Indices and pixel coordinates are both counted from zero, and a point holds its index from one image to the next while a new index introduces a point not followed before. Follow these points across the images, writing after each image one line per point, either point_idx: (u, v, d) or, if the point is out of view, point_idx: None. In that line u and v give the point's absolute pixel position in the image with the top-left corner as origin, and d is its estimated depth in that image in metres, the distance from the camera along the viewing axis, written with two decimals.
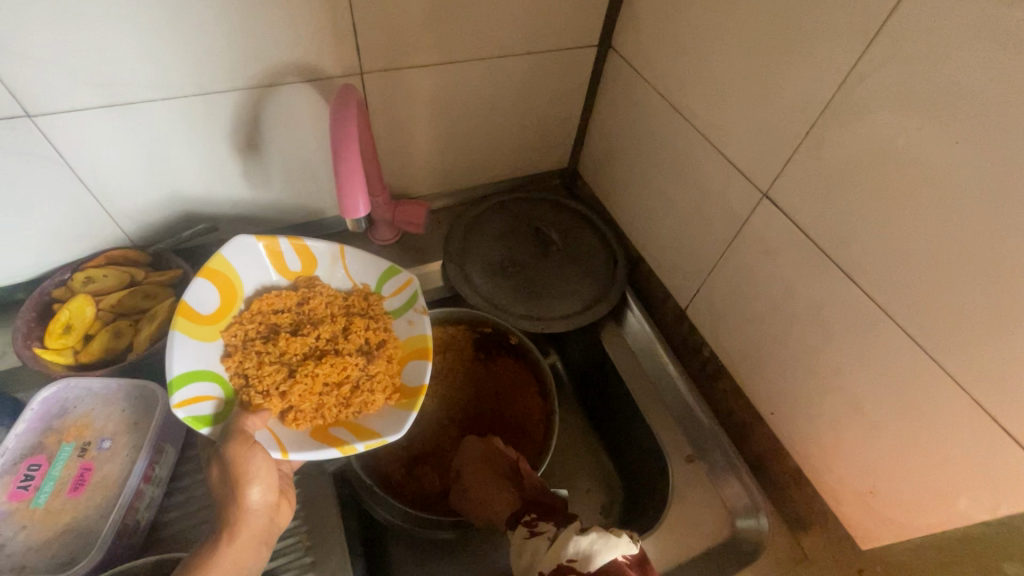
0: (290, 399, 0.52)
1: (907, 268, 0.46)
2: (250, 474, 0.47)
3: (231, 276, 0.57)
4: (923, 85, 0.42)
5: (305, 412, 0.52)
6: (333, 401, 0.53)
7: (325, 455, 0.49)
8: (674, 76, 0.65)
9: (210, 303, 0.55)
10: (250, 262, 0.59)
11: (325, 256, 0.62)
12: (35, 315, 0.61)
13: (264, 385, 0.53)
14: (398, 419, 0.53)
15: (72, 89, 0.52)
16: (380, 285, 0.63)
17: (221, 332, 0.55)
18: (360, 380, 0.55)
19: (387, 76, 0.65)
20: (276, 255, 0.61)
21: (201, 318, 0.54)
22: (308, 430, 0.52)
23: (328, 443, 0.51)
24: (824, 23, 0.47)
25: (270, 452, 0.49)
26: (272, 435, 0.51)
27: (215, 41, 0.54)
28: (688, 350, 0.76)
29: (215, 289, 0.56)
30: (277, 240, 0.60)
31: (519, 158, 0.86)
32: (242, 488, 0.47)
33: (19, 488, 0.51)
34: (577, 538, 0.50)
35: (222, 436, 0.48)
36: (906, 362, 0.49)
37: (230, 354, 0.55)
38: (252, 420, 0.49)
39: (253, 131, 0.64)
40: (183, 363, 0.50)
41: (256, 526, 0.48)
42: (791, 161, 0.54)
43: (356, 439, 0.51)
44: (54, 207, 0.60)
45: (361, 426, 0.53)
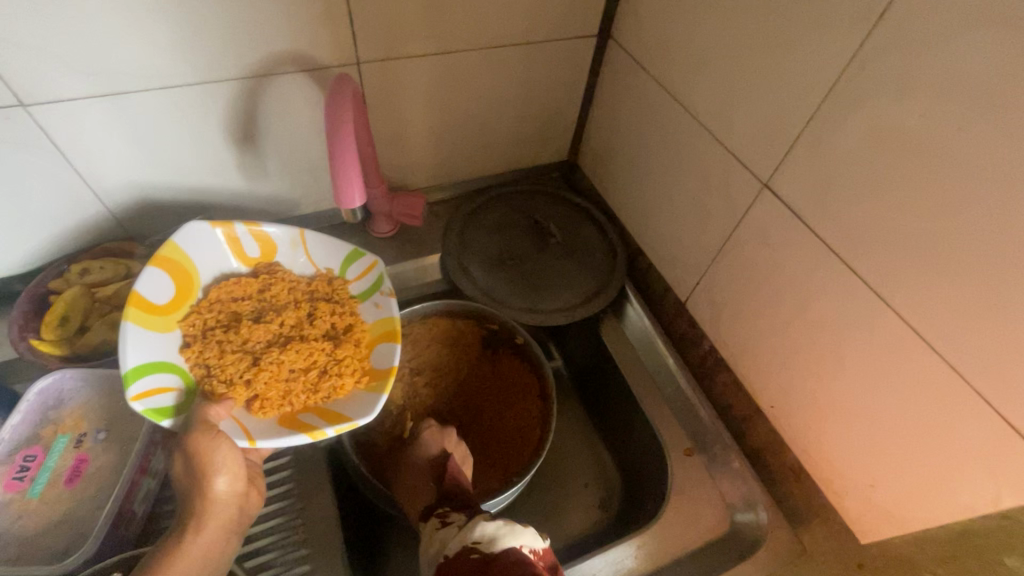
0: (256, 387, 0.52)
1: (911, 258, 0.46)
2: (216, 466, 0.46)
3: (185, 263, 0.56)
4: (927, 73, 0.41)
5: (271, 400, 0.52)
6: (300, 387, 0.53)
7: (294, 440, 0.49)
8: (674, 66, 0.64)
9: (164, 292, 0.54)
10: (206, 250, 0.58)
11: (286, 241, 0.62)
12: (31, 306, 0.61)
13: (228, 373, 0.52)
14: (367, 402, 0.53)
15: (63, 79, 0.52)
16: (345, 269, 0.63)
17: (178, 323, 0.54)
18: (328, 365, 0.55)
19: (383, 66, 0.64)
20: (233, 241, 0.60)
21: (156, 308, 0.52)
22: (276, 418, 0.52)
23: (295, 428, 0.51)
24: (825, 9, 0.46)
25: (237, 441, 0.48)
26: (238, 425, 0.50)
27: (208, 30, 0.53)
28: (687, 343, 0.75)
29: (168, 278, 0.54)
30: (233, 225, 0.59)
31: (518, 150, 0.85)
32: (209, 480, 0.46)
33: (14, 479, 0.51)
34: (483, 524, 0.50)
35: (185, 426, 0.48)
36: (907, 354, 0.48)
37: (188, 344, 0.54)
38: (215, 409, 0.49)
39: (247, 122, 0.63)
40: (137, 354, 0.48)
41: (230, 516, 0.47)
42: (791, 151, 0.53)
43: (325, 424, 0.51)
44: (47, 198, 0.60)
45: (330, 410, 0.53)
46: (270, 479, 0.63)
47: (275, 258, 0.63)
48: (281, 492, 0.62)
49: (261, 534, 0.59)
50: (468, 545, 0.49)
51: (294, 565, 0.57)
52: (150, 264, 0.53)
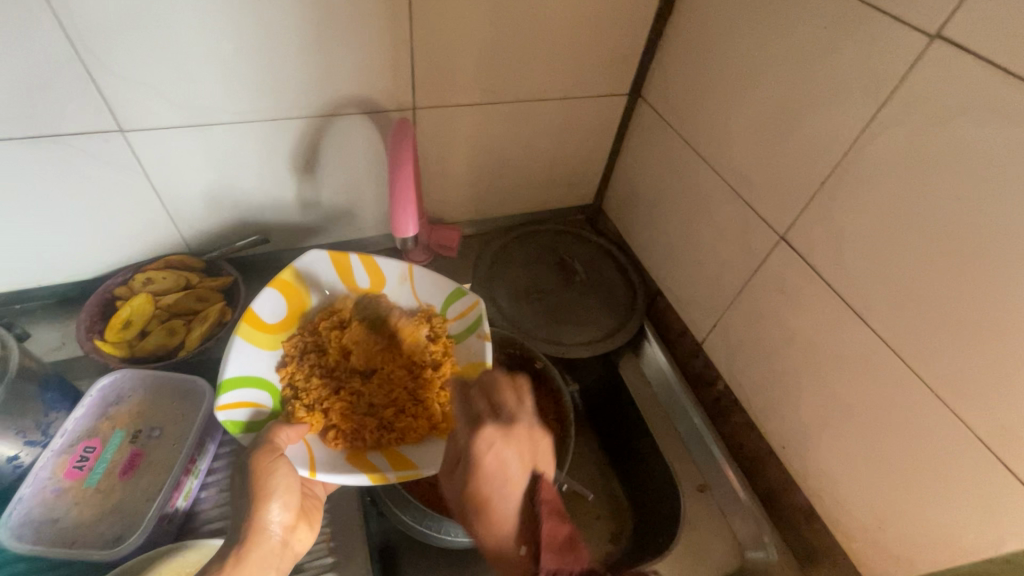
0: (332, 418, 0.56)
1: (915, 309, 0.50)
2: (272, 490, 0.48)
3: (299, 288, 0.63)
4: (927, 146, 0.46)
5: (346, 433, 0.56)
6: (375, 424, 0.57)
7: (352, 479, 0.51)
8: (698, 124, 0.71)
9: (276, 313, 0.61)
10: (316, 279, 0.64)
11: (394, 275, 0.66)
12: (97, 310, 0.66)
13: (310, 398, 0.57)
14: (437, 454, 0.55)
15: (162, 110, 0.59)
16: (446, 308, 0.65)
17: (282, 343, 0.61)
18: (406, 407, 0.59)
19: (436, 112, 0.71)
20: (346, 271, 0.66)
21: (266, 326, 0.59)
22: (345, 451, 0.55)
23: (361, 468, 0.53)
24: (838, 86, 0.52)
25: (298, 470, 0.51)
26: (306, 452, 0.53)
27: (290, 74, 0.61)
28: (702, 383, 0.79)
29: (284, 302, 0.62)
30: (349, 256, 0.65)
31: (548, 192, 0.92)
32: (262, 506, 0.48)
33: (74, 468, 0.55)
34: None
35: (254, 441, 0.51)
36: (914, 399, 0.52)
37: (284, 364, 0.60)
38: (286, 433, 0.51)
39: (311, 154, 0.70)
40: (236, 367, 0.54)
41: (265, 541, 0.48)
42: (806, 208, 0.58)
43: (390, 469, 0.53)
44: (125, 211, 0.66)
45: (399, 455, 0.55)
46: None
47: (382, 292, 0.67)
48: None
49: None
50: None
51: (322, 571, 0.61)
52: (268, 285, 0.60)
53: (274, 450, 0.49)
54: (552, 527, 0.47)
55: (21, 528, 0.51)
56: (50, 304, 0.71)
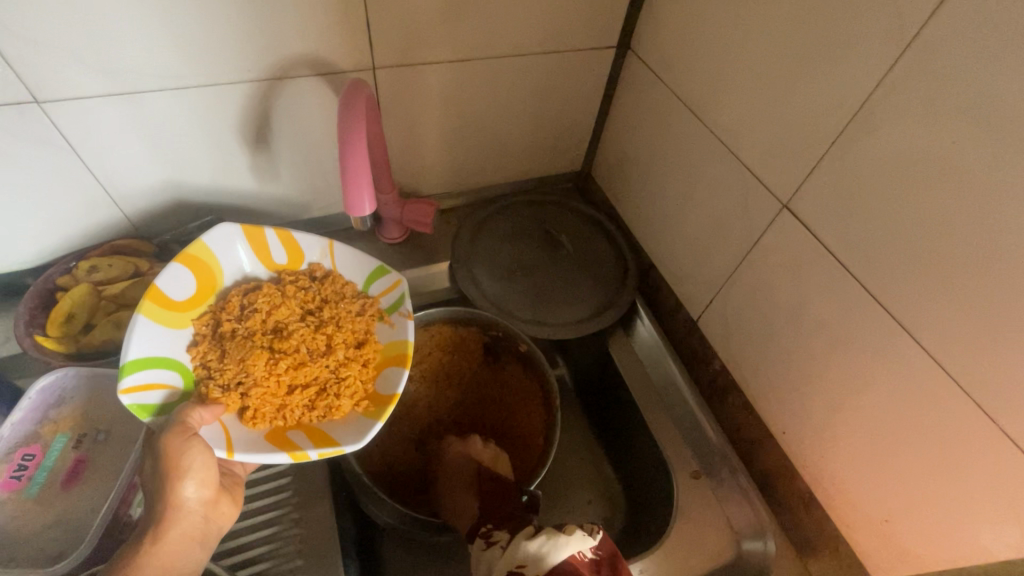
0: (249, 399, 0.51)
1: (937, 289, 0.44)
2: (185, 469, 0.46)
3: (211, 262, 0.57)
4: (958, 100, 0.39)
5: (264, 413, 0.51)
6: (296, 403, 0.52)
7: (273, 458, 0.47)
8: (695, 79, 0.63)
9: (186, 289, 0.55)
10: (230, 251, 0.59)
11: (315, 250, 0.62)
12: (36, 302, 0.61)
13: (226, 378, 0.52)
14: (360, 427, 0.51)
15: (80, 77, 0.52)
16: (369, 285, 0.62)
17: (193, 320, 0.55)
18: (329, 384, 0.54)
19: (399, 71, 0.64)
20: (261, 246, 0.60)
21: (172, 303, 0.53)
22: (264, 431, 0.51)
23: (281, 446, 0.49)
24: (855, 29, 0.45)
25: (216, 452, 0.47)
26: (222, 432, 0.49)
27: (223, 31, 0.53)
28: (697, 362, 0.74)
29: (194, 277, 0.56)
30: (263, 230, 0.59)
31: (532, 158, 0.84)
32: (175, 483, 0.46)
33: (11, 478, 0.50)
34: (524, 544, 0.50)
35: (164, 425, 0.47)
36: (929, 387, 0.46)
37: (197, 342, 0.54)
38: (199, 413, 0.48)
39: (262, 124, 0.63)
40: (140, 349, 0.49)
41: (185, 524, 0.47)
42: (813, 173, 0.52)
43: (311, 445, 0.49)
44: (58, 193, 0.60)
45: (321, 431, 0.51)
46: (270, 488, 0.63)
47: (300, 268, 0.62)
48: (276, 488, 0.63)
49: (254, 543, 0.59)
50: (514, 567, 0.49)
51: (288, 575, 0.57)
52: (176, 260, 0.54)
53: (186, 430, 0.46)
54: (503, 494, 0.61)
55: None
56: None
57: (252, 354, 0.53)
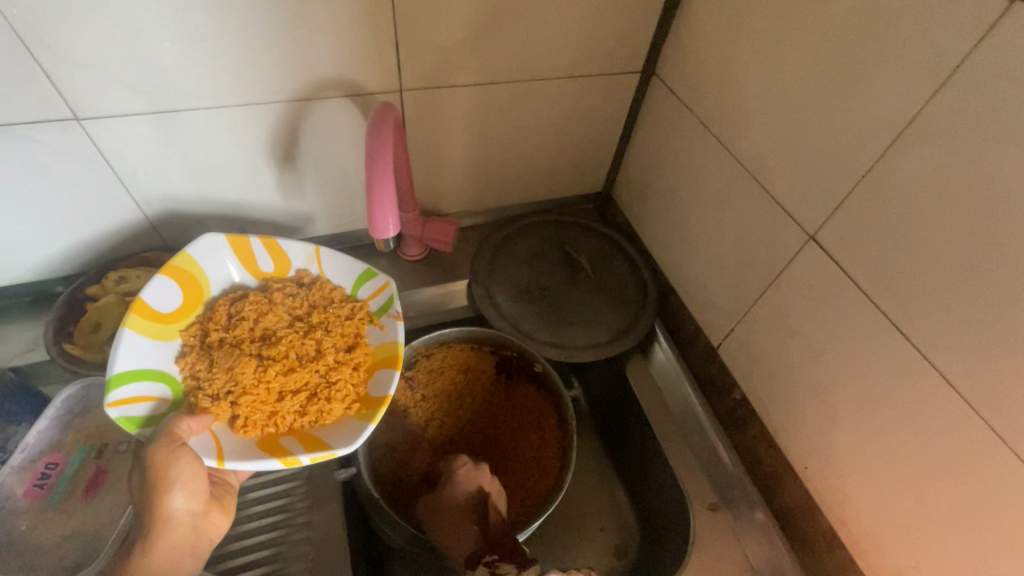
0: (240, 407, 0.51)
1: (973, 331, 0.43)
2: (173, 479, 0.45)
3: (195, 272, 0.57)
4: (998, 139, 0.38)
5: (255, 421, 0.51)
6: (288, 407, 0.52)
7: (266, 465, 0.47)
8: (722, 106, 0.63)
9: (171, 302, 0.55)
10: (218, 261, 0.59)
11: (300, 257, 0.62)
12: (66, 310, 0.62)
13: (215, 387, 0.52)
14: (351, 431, 0.51)
15: (117, 96, 0.53)
16: (357, 289, 0.62)
17: (181, 332, 0.55)
18: (319, 389, 0.54)
19: (425, 94, 0.64)
20: (248, 256, 0.60)
21: (158, 315, 0.53)
22: (256, 438, 0.51)
23: (271, 452, 0.49)
24: (887, 63, 0.44)
25: (206, 461, 0.46)
26: (212, 441, 0.49)
27: (256, 54, 0.54)
28: (717, 391, 0.73)
29: (179, 289, 0.56)
30: (249, 240, 0.60)
31: (553, 180, 0.85)
32: (162, 496, 0.45)
33: (35, 486, 0.51)
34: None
35: (154, 434, 0.46)
36: (962, 431, 0.45)
37: (186, 354, 0.55)
38: (187, 423, 0.47)
39: (290, 142, 0.64)
40: (125, 361, 0.49)
41: (174, 536, 0.46)
42: (841, 207, 0.51)
43: (303, 451, 0.49)
44: (92, 205, 0.62)
45: (313, 437, 0.52)
46: (277, 503, 0.63)
47: (287, 275, 0.62)
48: (283, 506, 0.62)
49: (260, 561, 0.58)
50: None
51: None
52: (160, 273, 0.54)
53: (175, 441, 0.46)
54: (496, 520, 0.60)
55: None
56: (28, 304, 0.68)
57: (241, 362, 0.53)
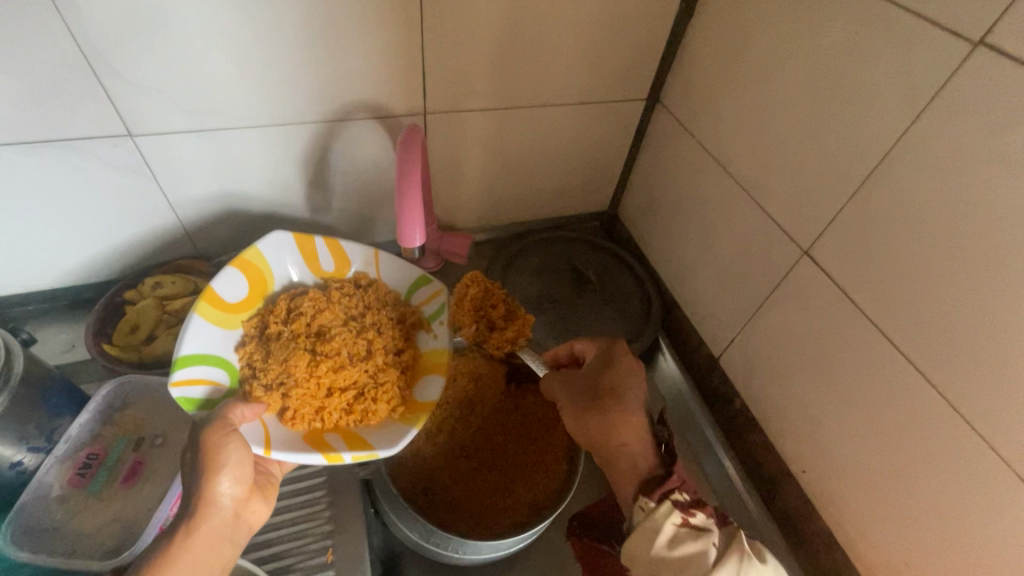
0: (290, 400, 0.55)
1: (955, 338, 0.46)
2: (221, 464, 0.47)
3: (262, 269, 0.64)
4: (968, 163, 0.43)
5: (303, 414, 0.55)
6: (335, 404, 0.56)
7: (309, 458, 0.51)
8: (721, 131, 0.68)
9: (237, 293, 0.61)
10: (283, 259, 0.65)
11: (359, 259, 0.68)
12: (104, 313, 0.66)
13: (270, 378, 0.57)
14: (393, 435, 0.55)
15: (169, 115, 0.58)
16: (411, 293, 0.68)
17: (243, 322, 0.61)
18: (366, 388, 0.58)
19: (447, 116, 0.70)
20: (311, 254, 0.67)
21: (225, 306, 0.60)
22: (302, 432, 0.55)
23: (317, 447, 0.53)
24: (870, 95, 0.49)
25: (253, 448, 0.51)
26: (261, 430, 0.54)
27: (296, 78, 0.60)
28: (719, 400, 0.76)
29: (245, 282, 0.62)
30: (314, 239, 0.66)
31: (562, 198, 0.89)
32: (211, 478, 0.47)
33: (76, 475, 0.55)
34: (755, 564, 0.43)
35: (207, 417, 0.51)
36: (947, 433, 0.48)
37: (244, 344, 0.60)
38: (240, 411, 0.51)
39: (321, 159, 0.69)
40: (192, 346, 0.55)
41: (216, 521, 0.47)
42: (832, 225, 0.55)
43: (345, 449, 0.54)
44: (136, 215, 0.66)
45: (356, 436, 0.56)
46: (301, 498, 0.66)
47: (345, 275, 0.68)
48: (307, 502, 0.66)
49: (288, 551, 0.62)
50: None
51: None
52: (232, 266, 0.61)
53: (227, 425, 0.49)
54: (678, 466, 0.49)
55: (23, 536, 0.52)
56: (65, 306, 0.72)
57: (296, 355, 0.57)
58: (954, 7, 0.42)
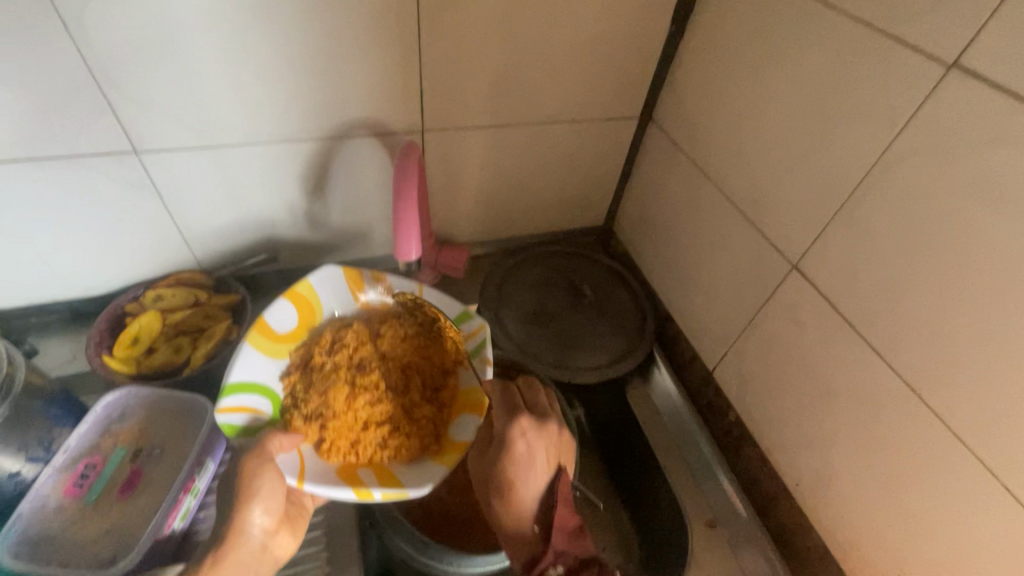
0: (327, 431, 0.56)
1: (938, 350, 0.47)
2: (254, 495, 0.49)
3: (312, 298, 0.63)
4: (946, 179, 0.44)
5: (339, 447, 0.56)
6: (371, 439, 0.57)
7: (339, 493, 0.50)
8: (712, 148, 0.69)
9: (285, 322, 0.61)
10: (332, 289, 0.65)
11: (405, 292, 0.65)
12: (107, 325, 0.67)
13: (309, 408, 0.57)
14: (424, 475, 0.54)
15: (174, 132, 0.60)
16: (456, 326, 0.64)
17: (292, 352, 0.61)
18: (402, 424, 0.58)
19: (445, 134, 0.71)
20: (358, 285, 0.65)
21: (273, 335, 0.59)
22: (337, 464, 0.55)
23: (349, 481, 0.52)
24: (852, 113, 0.51)
25: (286, 479, 0.50)
26: (297, 461, 0.53)
27: (298, 97, 0.62)
28: (714, 413, 0.76)
29: (294, 311, 0.61)
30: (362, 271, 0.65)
31: (558, 213, 0.91)
32: (244, 509, 0.49)
33: (74, 485, 0.56)
34: None
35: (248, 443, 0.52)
36: (933, 443, 0.48)
37: (289, 372, 0.59)
38: (278, 440, 0.52)
39: (321, 175, 0.70)
40: (238, 374, 0.55)
41: (243, 552, 0.49)
42: (819, 239, 0.56)
43: (375, 485, 0.52)
44: (140, 229, 0.68)
45: (389, 473, 0.55)
46: None
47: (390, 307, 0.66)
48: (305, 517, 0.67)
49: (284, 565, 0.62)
50: None
51: None
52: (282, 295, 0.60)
53: (263, 454, 0.50)
54: (564, 515, 0.54)
55: (20, 545, 0.52)
56: (65, 320, 0.73)
57: (336, 388, 0.58)
58: (927, 30, 0.44)
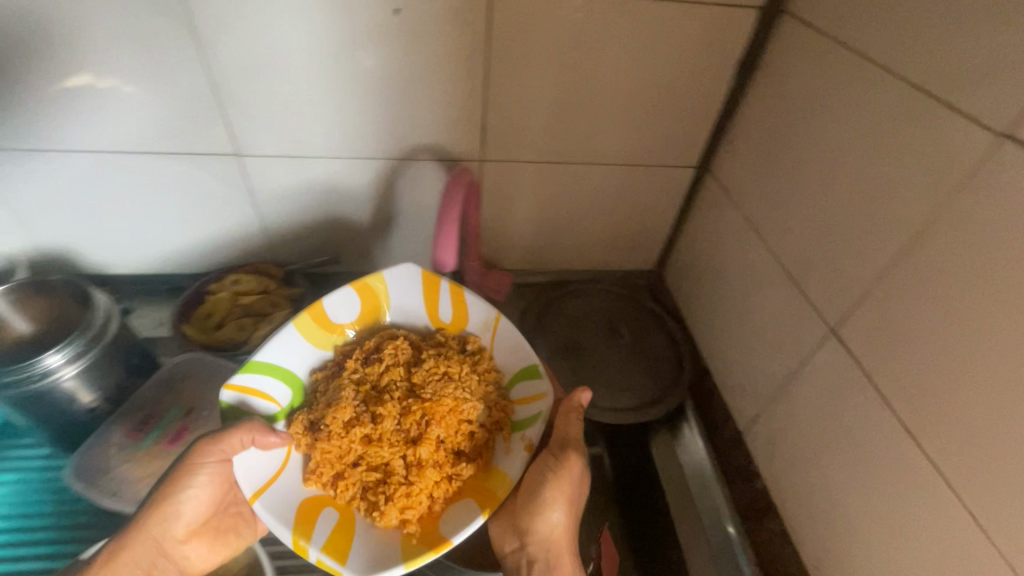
0: (314, 452, 0.53)
1: (972, 438, 0.43)
2: (176, 501, 0.55)
3: (379, 297, 0.64)
4: (989, 252, 0.41)
5: (321, 474, 0.53)
6: (353, 480, 0.52)
7: (277, 529, 0.47)
8: (762, 203, 0.69)
9: (346, 315, 0.62)
10: (403, 294, 0.64)
11: (477, 319, 0.62)
12: (189, 299, 0.77)
13: (314, 416, 0.55)
14: (381, 556, 0.48)
15: (268, 141, 0.70)
16: (514, 383, 0.59)
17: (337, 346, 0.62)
18: (393, 478, 0.52)
19: (501, 165, 0.77)
20: (433, 297, 0.64)
21: (327, 323, 0.61)
22: (312, 492, 0.53)
23: (301, 522, 0.49)
24: (898, 179, 0.49)
25: (244, 492, 0.49)
26: (271, 477, 0.51)
27: (374, 120, 0.70)
28: (740, 479, 0.72)
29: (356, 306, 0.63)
30: (441, 284, 0.63)
31: (608, 253, 0.92)
32: (167, 512, 0.56)
33: (134, 430, 0.70)
34: None
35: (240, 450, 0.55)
36: (962, 543, 0.43)
37: (321, 366, 0.60)
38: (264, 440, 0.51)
39: (386, 191, 0.78)
40: (274, 354, 0.56)
41: (152, 548, 0.55)
42: (858, 306, 0.54)
43: (322, 543, 0.48)
44: (231, 221, 0.78)
45: (350, 533, 0.50)
46: None
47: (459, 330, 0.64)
48: None
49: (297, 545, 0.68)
50: None
51: None
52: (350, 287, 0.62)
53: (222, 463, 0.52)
54: None
55: (85, 467, 0.67)
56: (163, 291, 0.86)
57: (343, 408, 0.54)
58: (978, 100, 0.42)
